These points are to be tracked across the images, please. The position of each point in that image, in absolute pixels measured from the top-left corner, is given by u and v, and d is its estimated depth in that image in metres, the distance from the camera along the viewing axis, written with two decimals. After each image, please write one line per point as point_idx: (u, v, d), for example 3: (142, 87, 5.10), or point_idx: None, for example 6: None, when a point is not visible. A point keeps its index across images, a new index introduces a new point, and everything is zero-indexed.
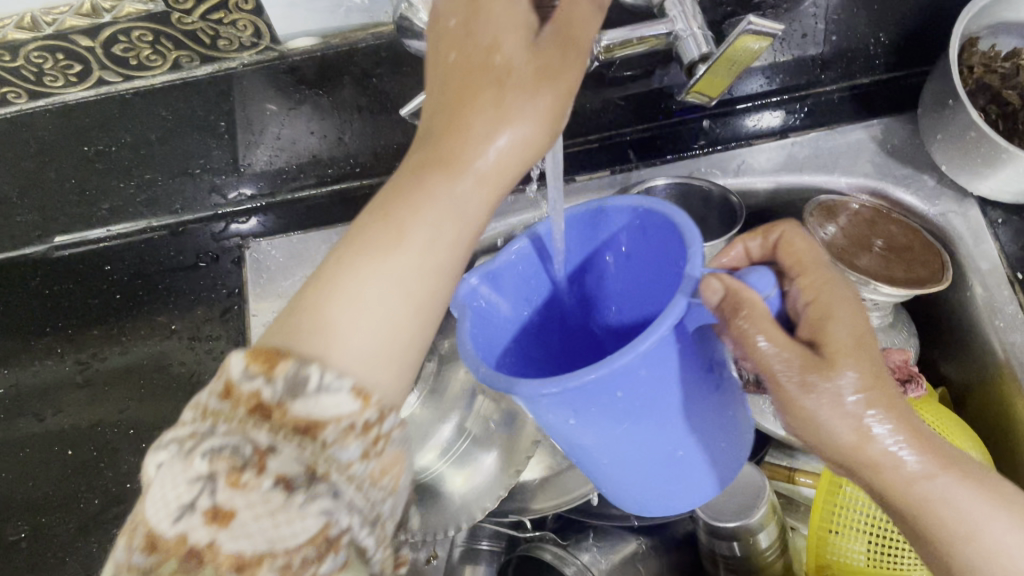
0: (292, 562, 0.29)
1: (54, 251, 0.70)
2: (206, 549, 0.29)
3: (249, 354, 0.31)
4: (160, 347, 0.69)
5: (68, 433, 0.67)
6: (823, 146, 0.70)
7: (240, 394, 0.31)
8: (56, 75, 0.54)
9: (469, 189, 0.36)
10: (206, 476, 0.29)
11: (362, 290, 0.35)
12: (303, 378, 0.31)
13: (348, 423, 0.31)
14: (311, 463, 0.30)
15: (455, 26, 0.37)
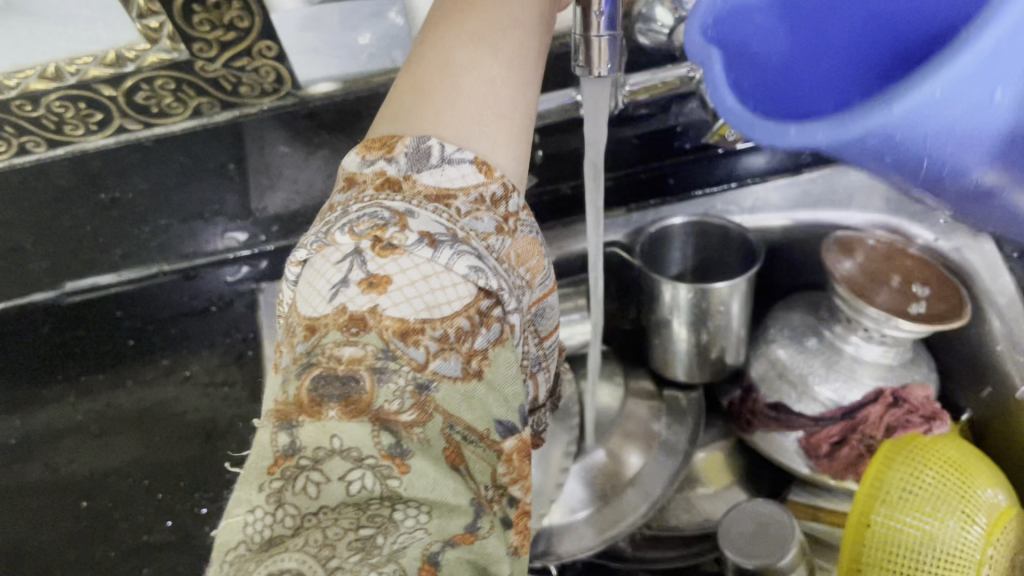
0: (450, 331, 0.32)
1: (65, 297, 0.67)
2: (367, 313, 0.31)
3: (366, 147, 0.36)
4: (173, 393, 0.68)
5: (79, 483, 0.63)
6: (837, 181, 0.71)
7: (364, 178, 0.35)
8: (77, 123, 0.54)
9: None
10: (352, 250, 0.32)
11: (473, 35, 0.37)
12: (426, 149, 0.35)
13: (477, 194, 0.35)
14: (452, 226, 0.33)
15: None
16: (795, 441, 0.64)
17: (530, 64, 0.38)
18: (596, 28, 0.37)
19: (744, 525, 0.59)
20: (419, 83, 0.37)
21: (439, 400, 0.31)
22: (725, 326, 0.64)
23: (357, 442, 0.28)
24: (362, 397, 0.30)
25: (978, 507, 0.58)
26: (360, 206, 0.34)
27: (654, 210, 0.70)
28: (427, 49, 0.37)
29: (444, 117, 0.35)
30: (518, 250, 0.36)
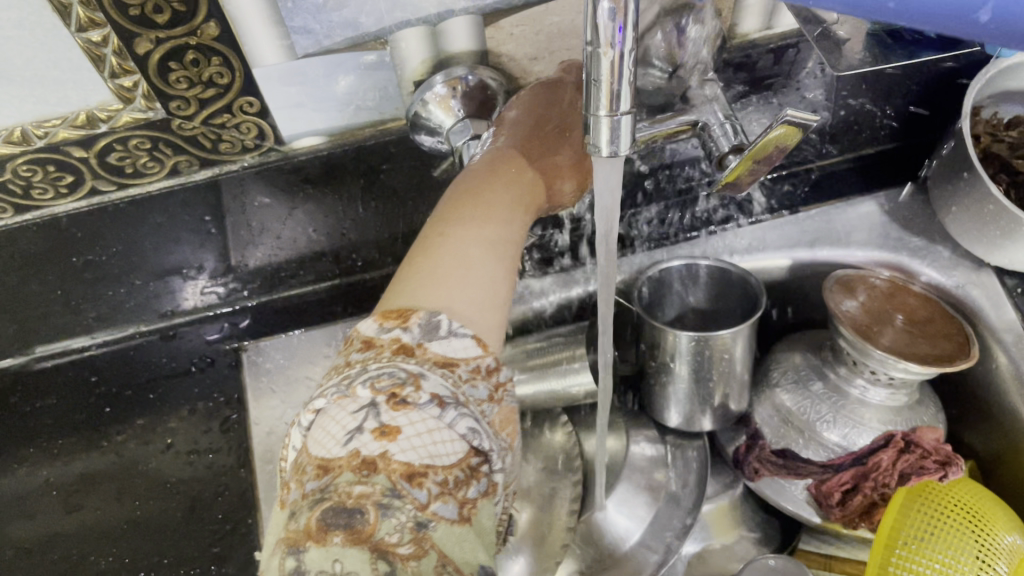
0: (449, 478, 0.32)
1: (33, 362, 0.64)
2: (378, 457, 0.31)
3: (381, 317, 0.38)
4: (155, 463, 0.64)
5: (54, 565, 0.58)
6: (836, 219, 0.69)
7: (381, 342, 0.36)
8: (46, 187, 0.51)
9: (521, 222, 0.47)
10: (369, 403, 0.33)
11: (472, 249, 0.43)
12: (436, 321, 0.37)
13: (475, 365, 0.37)
14: (455, 389, 0.35)
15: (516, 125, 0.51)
16: (805, 488, 0.63)
17: (512, 254, 0.45)
18: (608, 109, 0.35)
19: None
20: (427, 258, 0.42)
21: (436, 538, 0.31)
22: (729, 372, 0.61)
23: (357, 568, 0.29)
24: (365, 528, 0.30)
25: (997, 554, 0.56)
26: (378, 364, 0.35)
27: (649, 253, 0.68)
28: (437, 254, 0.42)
29: (446, 302, 0.39)
30: (499, 418, 0.37)
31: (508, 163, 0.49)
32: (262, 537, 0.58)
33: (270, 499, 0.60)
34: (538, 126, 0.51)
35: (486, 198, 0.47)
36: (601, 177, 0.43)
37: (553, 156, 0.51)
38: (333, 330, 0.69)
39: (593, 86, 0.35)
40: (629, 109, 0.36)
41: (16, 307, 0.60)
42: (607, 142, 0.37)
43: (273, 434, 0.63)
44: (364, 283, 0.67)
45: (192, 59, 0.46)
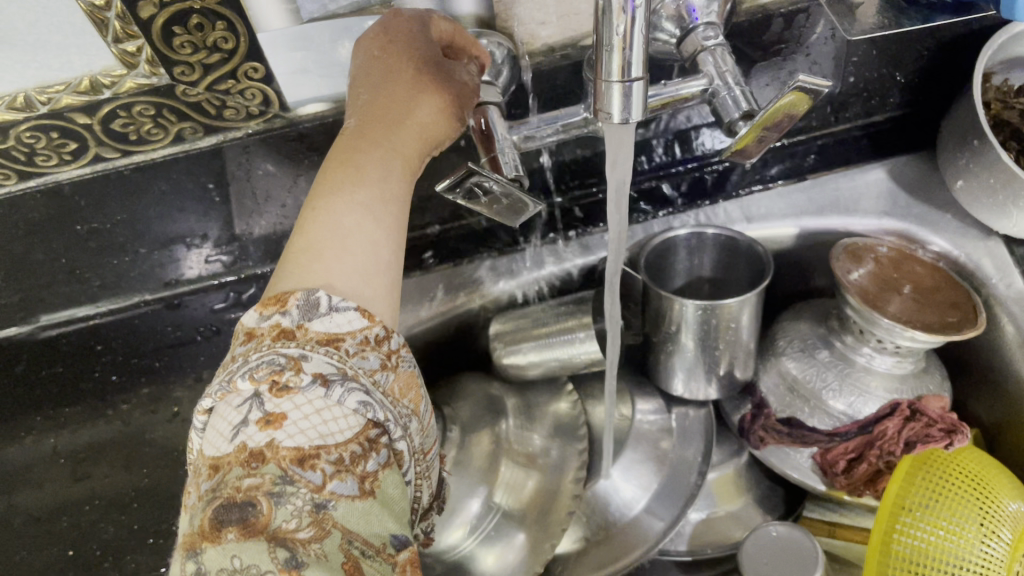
0: (344, 454, 0.33)
1: (40, 331, 0.63)
2: (265, 447, 0.32)
3: (260, 304, 0.37)
4: (165, 431, 0.64)
5: (68, 531, 0.59)
6: (842, 186, 0.69)
7: (262, 331, 0.36)
8: (49, 155, 0.51)
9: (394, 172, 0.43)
10: (253, 394, 0.34)
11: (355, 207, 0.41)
12: (316, 298, 0.37)
13: (362, 337, 0.37)
14: (342, 365, 0.35)
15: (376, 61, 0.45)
16: (811, 457, 0.62)
17: (395, 216, 0.42)
18: (621, 76, 0.35)
19: (760, 555, 0.56)
20: (302, 231, 0.40)
21: (337, 517, 0.32)
22: (735, 341, 0.61)
23: (256, 560, 0.29)
24: (258, 519, 0.30)
25: (1001, 522, 0.56)
26: (258, 354, 0.35)
27: (660, 221, 0.67)
28: (311, 226, 0.40)
29: (327, 272, 0.39)
30: (399, 385, 0.38)
31: (373, 122, 0.44)
32: None
33: None
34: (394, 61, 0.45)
35: (360, 156, 0.43)
36: (614, 145, 0.43)
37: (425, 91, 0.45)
38: None
39: (605, 52, 0.34)
40: (640, 76, 0.36)
41: (19, 277, 0.60)
42: (619, 109, 0.36)
43: None
44: None
45: (196, 23, 0.46)
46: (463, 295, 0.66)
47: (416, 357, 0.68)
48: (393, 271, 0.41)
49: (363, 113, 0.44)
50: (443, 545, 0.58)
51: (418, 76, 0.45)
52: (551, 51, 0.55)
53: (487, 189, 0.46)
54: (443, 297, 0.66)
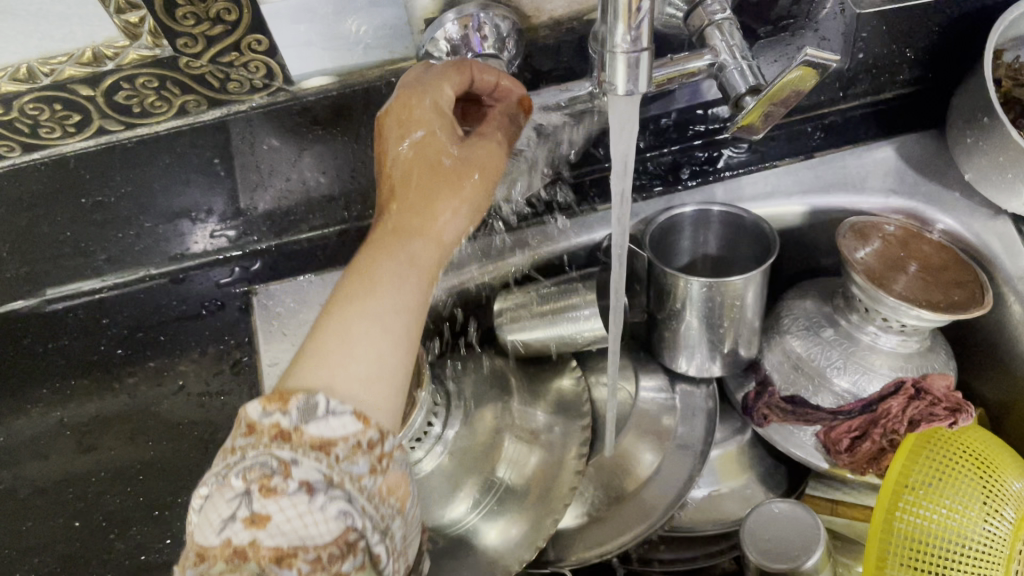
0: (322, 555, 0.33)
1: (45, 304, 0.64)
2: (247, 546, 0.33)
3: (264, 398, 0.36)
4: (167, 403, 0.64)
5: (74, 502, 0.60)
6: (851, 164, 0.68)
7: (261, 428, 0.35)
8: (53, 126, 0.50)
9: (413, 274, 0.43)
10: (242, 490, 0.33)
11: (367, 318, 0.40)
12: (315, 401, 0.35)
13: (355, 442, 0.36)
14: (332, 471, 0.34)
15: (408, 150, 0.47)
16: (813, 435, 0.63)
17: (409, 325, 0.41)
18: (626, 46, 0.35)
19: (762, 531, 0.56)
20: (316, 335, 0.39)
21: None
22: (740, 319, 0.61)
23: None
24: None
25: (1004, 501, 0.56)
26: (254, 451, 0.34)
27: (665, 197, 0.67)
28: (327, 330, 0.39)
29: (334, 377, 0.37)
30: (386, 486, 0.37)
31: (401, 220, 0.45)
32: None
33: None
34: (426, 150, 0.46)
35: (383, 261, 0.42)
36: (620, 118, 0.43)
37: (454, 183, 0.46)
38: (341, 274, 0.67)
39: (610, 21, 0.34)
40: (647, 47, 0.35)
41: (23, 249, 0.60)
42: (624, 81, 0.36)
43: None
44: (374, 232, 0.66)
45: None
46: (467, 271, 0.66)
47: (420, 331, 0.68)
48: (403, 379, 0.40)
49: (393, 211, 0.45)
50: (445, 518, 0.58)
51: (446, 169, 0.46)
52: (557, 25, 0.54)
53: None
54: (448, 273, 0.66)
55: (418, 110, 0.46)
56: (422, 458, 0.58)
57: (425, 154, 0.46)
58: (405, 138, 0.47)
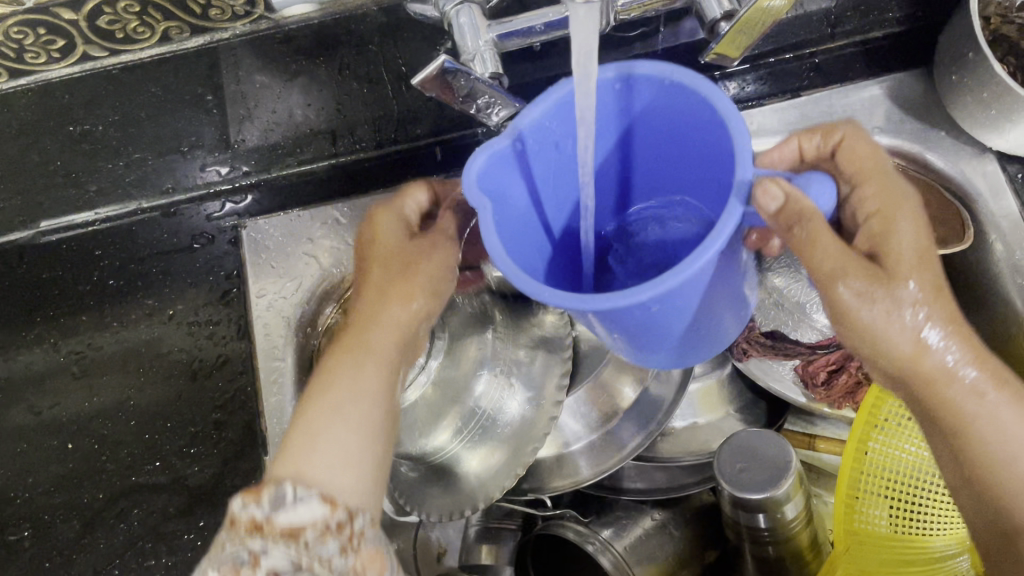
0: None
1: (40, 236, 0.64)
2: None
3: (244, 492, 0.40)
4: (155, 332, 0.67)
5: (68, 427, 0.64)
6: (838, 103, 0.68)
7: (239, 524, 0.39)
8: (38, 50, 0.50)
9: (372, 371, 0.46)
10: None
11: (333, 413, 0.45)
12: (281, 493, 0.40)
13: (323, 526, 0.40)
14: (299, 557, 0.38)
15: (384, 253, 0.49)
16: (793, 368, 0.64)
17: (381, 421, 0.46)
18: None
19: (737, 459, 0.57)
20: (295, 427, 0.44)
21: None
22: None
23: None
24: None
25: None
26: (230, 546, 0.39)
27: None
28: (301, 424, 0.44)
29: (305, 469, 0.42)
30: (362, 562, 0.40)
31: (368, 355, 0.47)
32: (260, 404, 0.61)
33: (268, 370, 0.62)
34: (400, 271, 0.48)
35: (354, 363, 0.46)
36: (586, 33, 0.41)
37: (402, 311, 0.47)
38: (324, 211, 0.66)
39: None
40: None
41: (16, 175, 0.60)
42: None
43: (274, 310, 0.63)
44: (361, 165, 0.67)
45: None
46: None
47: None
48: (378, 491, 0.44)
49: (360, 309, 0.48)
50: (430, 447, 0.60)
51: (409, 279, 0.48)
52: None
53: (460, 84, 0.48)
54: None
55: (385, 235, 0.49)
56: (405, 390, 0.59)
57: (402, 261, 0.48)
58: (393, 226, 0.50)
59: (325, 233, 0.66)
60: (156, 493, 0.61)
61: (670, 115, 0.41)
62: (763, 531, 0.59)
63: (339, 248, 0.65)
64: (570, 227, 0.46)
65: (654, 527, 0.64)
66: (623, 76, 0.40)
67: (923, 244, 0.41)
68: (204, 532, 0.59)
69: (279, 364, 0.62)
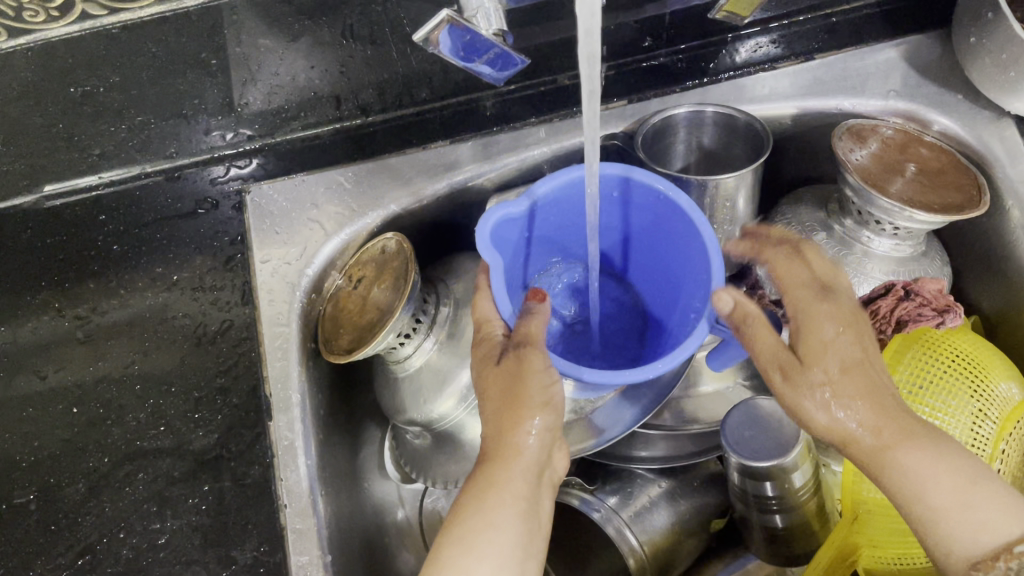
0: None
1: (45, 201, 0.67)
2: None
3: None
4: (161, 299, 0.65)
5: (73, 390, 0.63)
6: (851, 66, 0.66)
7: None
8: (37, 9, 0.51)
9: (508, 515, 0.44)
10: None
11: (468, 552, 0.42)
12: None
13: None
14: None
15: (500, 387, 0.48)
16: None
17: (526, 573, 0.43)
18: None
19: (744, 427, 0.57)
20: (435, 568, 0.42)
21: None
22: (732, 217, 0.61)
23: None
24: None
25: (991, 402, 0.56)
26: None
27: (657, 99, 0.66)
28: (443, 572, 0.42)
29: None
30: None
31: (505, 429, 0.47)
32: (265, 369, 0.60)
33: (271, 337, 0.61)
34: (506, 397, 0.47)
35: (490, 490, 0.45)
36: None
37: (540, 436, 0.47)
38: (333, 175, 0.66)
39: None
40: None
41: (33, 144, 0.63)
42: None
43: (278, 276, 0.63)
44: (367, 129, 0.66)
45: None
46: (466, 169, 0.65)
47: (412, 231, 0.68)
48: None
49: (484, 453, 0.47)
50: (435, 414, 0.62)
51: (541, 438, 0.47)
52: None
53: (469, 38, 0.47)
54: (441, 175, 0.65)
55: (521, 373, 0.47)
56: (411, 354, 0.61)
57: (513, 365, 0.48)
58: (504, 387, 0.48)
59: (330, 198, 0.65)
60: (158, 458, 0.60)
61: (658, 211, 0.53)
62: (770, 500, 0.58)
63: (344, 215, 0.65)
64: (545, 269, 0.60)
65: (660, 496, 0.64)
66: (625, 177, 0.51)
67: (835, 335, 0.47)
68: (209, 496, 0.57)
69: (284, 330, 0.62)
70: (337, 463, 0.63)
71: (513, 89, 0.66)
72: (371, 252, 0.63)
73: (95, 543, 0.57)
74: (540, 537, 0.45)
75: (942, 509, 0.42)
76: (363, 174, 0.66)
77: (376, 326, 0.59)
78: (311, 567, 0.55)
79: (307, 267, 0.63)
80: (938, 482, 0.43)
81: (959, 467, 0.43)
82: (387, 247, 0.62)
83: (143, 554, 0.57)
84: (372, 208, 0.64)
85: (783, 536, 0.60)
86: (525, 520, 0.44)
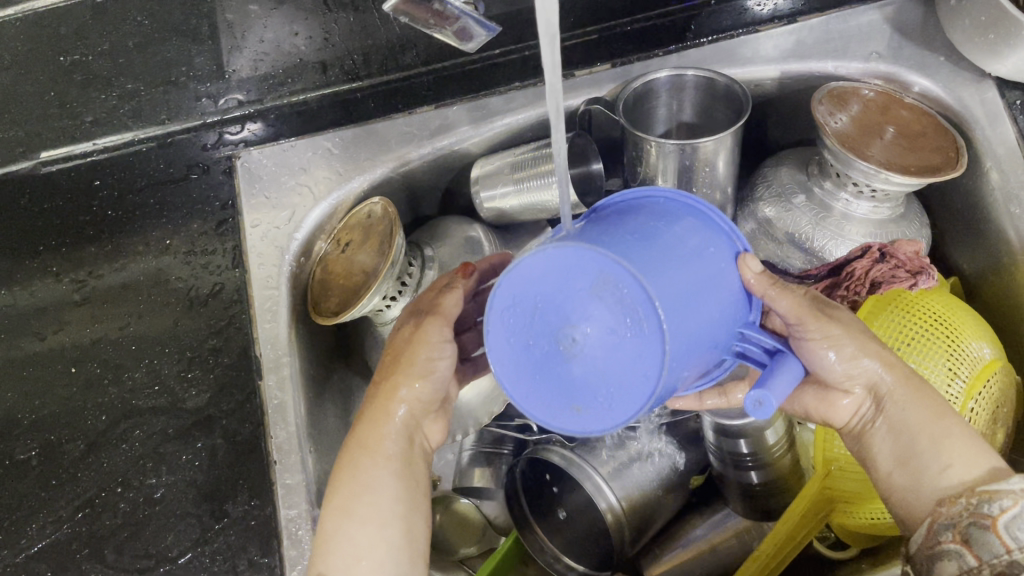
0: None
1: (40, 167, 0.67)
2: None
3: None
4: (156, 263, 0.67)
5: (70, 350, 0.66)
6: (835, 28, 0.66)
7: None
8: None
9: (379, 475, 0.47)
10: None
11: (338, 511, 0.47)
12: None
13: None
14: None
15: (390, 356, 0.50)
16: None
17: (401, 528, 0.47)
18: None
19: None
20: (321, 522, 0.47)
21: None
22: (712, 179, 0.62)
23: None
24: None
25: (962, 362, 0.57)
26: None
27: (640, 62, 0.66)
28: (328, 524, 0.47)
29: (331, 561, 0.46)
30: None
31: (385, 389, 0.49)
32: (255, 329, 0.62)
33: (262, 299, 0.63)
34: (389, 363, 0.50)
35: (367, 451, 0.48)
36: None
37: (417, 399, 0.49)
38: (320, 140, 0.65)
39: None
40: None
41: (28, 108, 0.67)
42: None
43: (269, 240, 0.63)
44: (354, 95, 0.66)
45: None
46: (456, 132, 0.65)
47: (400, 196, 0.69)
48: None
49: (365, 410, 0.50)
50: None
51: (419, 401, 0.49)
52: None
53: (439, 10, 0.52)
54: (427, 139, 0.65)
55: (404, 347, 0.49)
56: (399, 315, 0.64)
57: (405, 339, 0.50)
58: (390, 354, 0.50)
59: (320, 162, 0.65)
60: (153, 416, 0.62)
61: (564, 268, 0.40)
62: (745, 457, 0.60)
63: (334, 179, 0.65)
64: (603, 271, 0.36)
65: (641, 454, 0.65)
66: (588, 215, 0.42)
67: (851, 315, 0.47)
68: (202, 452, 0.60)
69: (273, 293, 0.62)
70: (328, 421, 0.64)
71: (497, 53, 0.65)
72: (357, 217, 0.64)
73: (95, 497, 0.60)
74: (422, 487, 0.49)
75: (927, 441, 0.45)
76: (350, 139, 0.65)
77: (364, 288, 0.61)
78: (300, 520, 0.57)
79: (296, 232, 0.64)
80: (901, 446, 0.46)
81: (946, 420, 0.45)
82: (374, 212, 0.63)
83: (139, 508, 0.59)
84: (362, 172, 0.65)
85: (758, 493, 0.62)
86: (400, 480, 0.48)
